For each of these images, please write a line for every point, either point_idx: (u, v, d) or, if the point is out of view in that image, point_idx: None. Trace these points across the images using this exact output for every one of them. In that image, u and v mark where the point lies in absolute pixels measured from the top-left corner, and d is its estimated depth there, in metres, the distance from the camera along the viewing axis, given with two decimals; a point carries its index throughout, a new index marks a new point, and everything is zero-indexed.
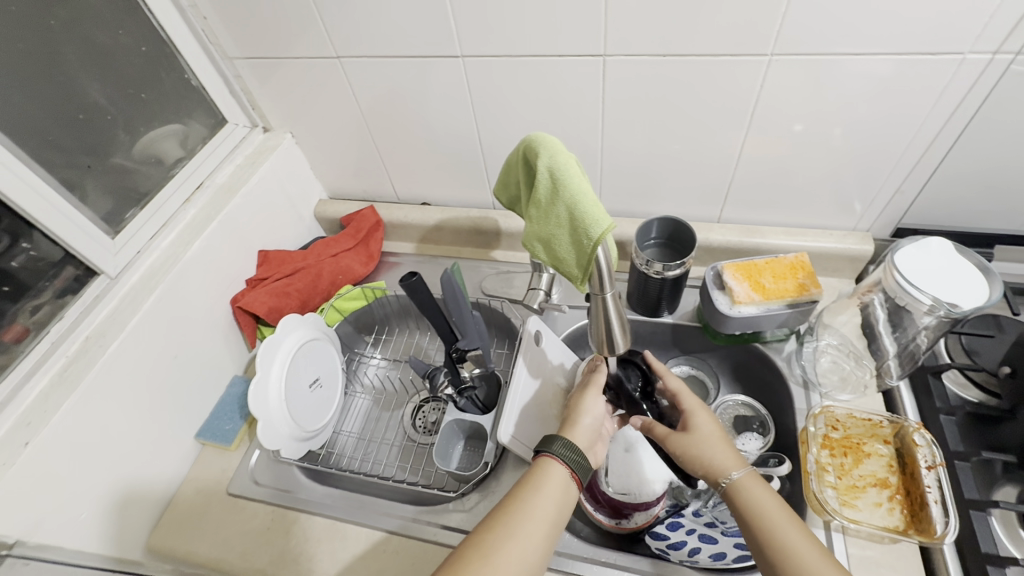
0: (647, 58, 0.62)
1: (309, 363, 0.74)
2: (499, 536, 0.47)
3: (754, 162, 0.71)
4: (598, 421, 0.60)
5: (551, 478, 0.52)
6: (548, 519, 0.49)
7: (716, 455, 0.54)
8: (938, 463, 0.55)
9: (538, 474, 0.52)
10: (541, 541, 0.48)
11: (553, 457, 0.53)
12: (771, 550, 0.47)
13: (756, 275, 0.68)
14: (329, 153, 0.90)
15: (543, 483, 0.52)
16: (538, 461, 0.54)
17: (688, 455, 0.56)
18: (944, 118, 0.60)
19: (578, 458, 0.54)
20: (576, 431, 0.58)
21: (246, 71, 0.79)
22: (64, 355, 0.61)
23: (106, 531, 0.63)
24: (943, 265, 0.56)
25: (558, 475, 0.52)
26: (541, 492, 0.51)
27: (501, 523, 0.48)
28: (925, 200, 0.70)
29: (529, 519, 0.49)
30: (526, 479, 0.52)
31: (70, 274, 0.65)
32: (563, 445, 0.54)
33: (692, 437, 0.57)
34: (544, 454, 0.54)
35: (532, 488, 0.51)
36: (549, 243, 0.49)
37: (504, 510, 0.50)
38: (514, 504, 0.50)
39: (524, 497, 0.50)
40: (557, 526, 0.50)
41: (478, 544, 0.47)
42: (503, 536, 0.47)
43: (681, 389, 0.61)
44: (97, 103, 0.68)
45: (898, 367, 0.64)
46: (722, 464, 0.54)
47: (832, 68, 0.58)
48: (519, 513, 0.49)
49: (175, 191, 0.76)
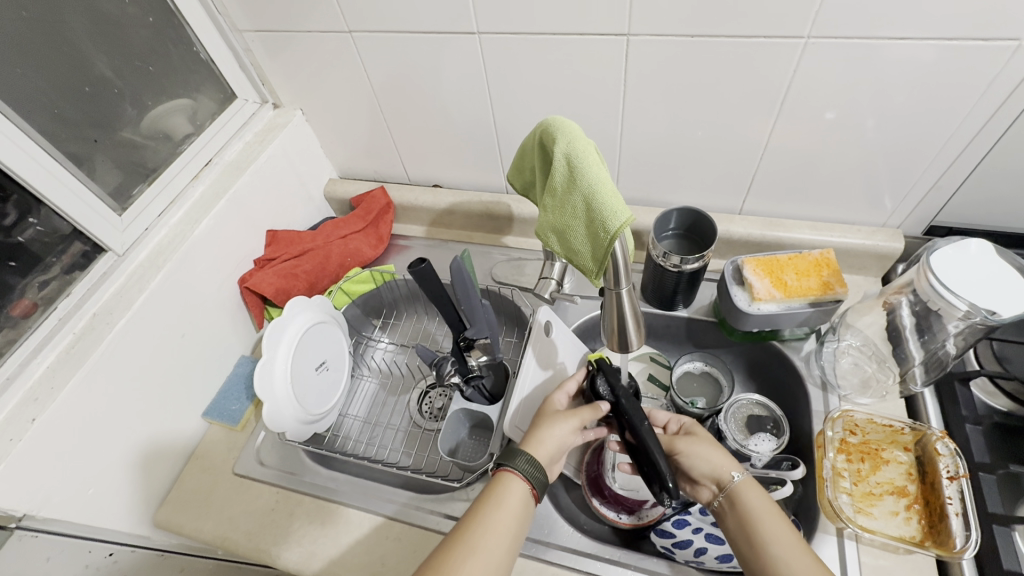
0: (675, 38, 0.59)
1: (315, 345, 0.73)
2: (459, 555, 0.46)
3: (782, 152, 0.68)
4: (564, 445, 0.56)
5: (508, 495, 0.51)
6: (507, 539, 0.48)
7: (720, 456, 0.55)
8: (961, 474, 0.53)
9: (499, 488, 0.51)
10: (506, 553, 0.48)
11: (514, 472, 0.52)
12: (764, 551, 0.47)
13: (778, 271, 0.66)
14: (339, 131, 0.88)
15: (502, 498, 0.51)
16: (500, 476, 0.52)
17: (692, 455, 0.56)
18: (992, 110, 0.56)
19: (538, 474, 0.52)
20: (542, 447, 0.55)
21: (256, 44, 0.76)
22: (72, 331, 0.61)
23: (115, 507, 0.63)
24: (982, 270, 0.53)
25: (519, 491, 0.51)
26: (498, 508, 0.50)
27: (465, 537, 0.48)
28: (963, 196, 0.66)
29: (488, 538, 0.48)
30: (483, 498, 0.51)
31: (78, 250, 0.65)
32: (526, 460, 0.52)
33: (692, 438, 0.57)
34: (505, 468, 0.52)
35: (492, 505, 0.50)
36: (563, 234, 0.47)
37: (467, 524, 0.49)
38: (476, 521, 0.48)
39: (482, 516, 0.49)
40: (515, 543, 0.49)
41: (440, 562, 0.46)
42: (468, 551, 0.46)
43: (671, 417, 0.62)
44: (102, 75, 0.67)
45: (924, 374, 0.61)
46: (728, 463, 0.54)
47: (872, 54, 0.55)
48: (482, 527, 0.48)
49: (183, 167, 0.75)
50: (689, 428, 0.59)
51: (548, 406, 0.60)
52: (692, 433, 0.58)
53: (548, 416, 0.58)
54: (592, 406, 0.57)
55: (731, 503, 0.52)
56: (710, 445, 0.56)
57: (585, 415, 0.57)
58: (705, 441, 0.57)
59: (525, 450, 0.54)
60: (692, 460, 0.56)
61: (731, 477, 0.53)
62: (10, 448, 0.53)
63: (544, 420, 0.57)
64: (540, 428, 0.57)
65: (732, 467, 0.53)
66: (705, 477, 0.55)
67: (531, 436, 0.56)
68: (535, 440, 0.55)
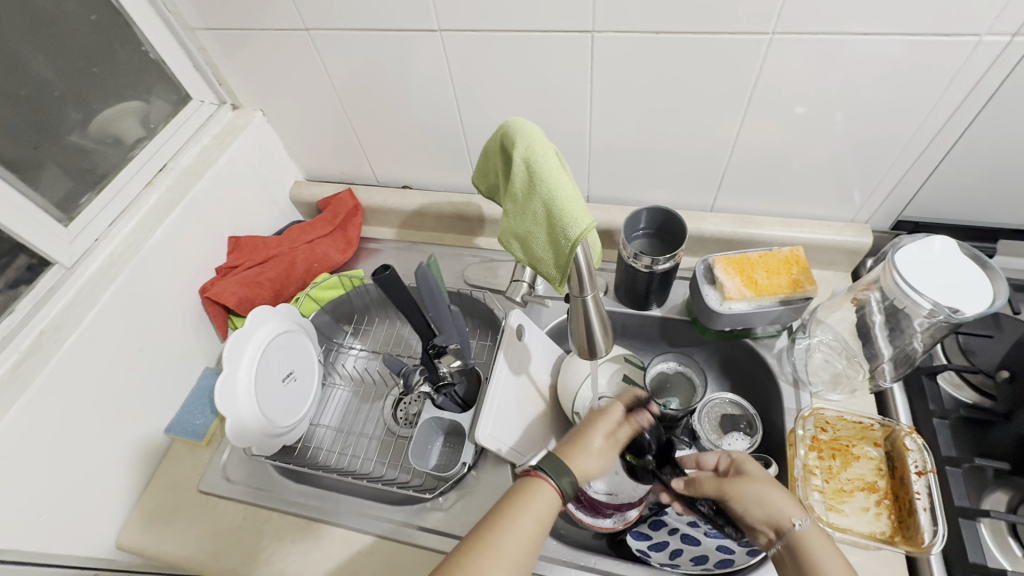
0: (639, 34, 0.57)
1: (281, 356, 0.71)
2: (482, 555, 0.45)
3: (751, 149, 0.67)
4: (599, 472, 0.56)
5: (541, 504, 0.49)
6: (517, 564, 0.46)
7: (780, 499, 0.50)
8: (928, 469, 0.53)
9: (529, 493, 0.49)
10: (527, 558, 0.47)
11: (552, 485, 0.50)
12: None
13: (748, 269, 0.65)
14: (303, 132, 0.85)
15: (524, 511, 0.48)
16: (536, 485, 0.50)
17: (748, 499, 0.51)
18: (956, 103, 0.56)
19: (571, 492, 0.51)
20: (582, 469, 0.54)
21: (209, 43, 0.73)
22: (17, 350, 0.58)
23: (73, 532, 0.61)
24: (947, 267, 0.53)
25: (552, 502, 0.50)
26: (524, 520, 0.47)
27: (487, 538, 0.46)
28: (929, 191, 0.67)
29: (496, 560, 0.45)
30: (509, 503, 0.49)
31: (23, 264, 0.62)
32: (570, 483, 0.51)
33: (747, 479, 0.53)
34: (540, 475, 0.51)
35: (509, 525, 0.47)
36: (525, 241, 0.46)
37: (491, 524, 0.47)
38: (502, 522, 0.47)
39: (496, 532, 0.47)
40: (529, 562, 0.47)
41: (460, 561, 0.45)
42: (489, 552, 0.45)
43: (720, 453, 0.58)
44: (41, 78, 0.63)
45: (892, 371, 0.61)
46: (788, 507, 0.49)
47: (837, 49, 0.54)
48: (507, 530, 0.47)
49: (135, 173, 0.72)
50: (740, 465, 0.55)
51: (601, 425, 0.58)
52: (744, 473, 0.54)
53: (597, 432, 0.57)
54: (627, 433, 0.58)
55: (793, 554, 0.47)
56: (767, 486, 0.51)
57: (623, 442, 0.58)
58: (761, 481, 0.52)
59: (570, 467, 0.53)
60: (746, 505, 0.51)
61: (792, 524, 0.48)
62: None
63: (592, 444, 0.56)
64: (585, 448, 0.55)
65: (792, 512, 0.49)
66: (761, 523, 0.50)
67: (578, 451, 0.55)
68: (579, 459, 0.54)
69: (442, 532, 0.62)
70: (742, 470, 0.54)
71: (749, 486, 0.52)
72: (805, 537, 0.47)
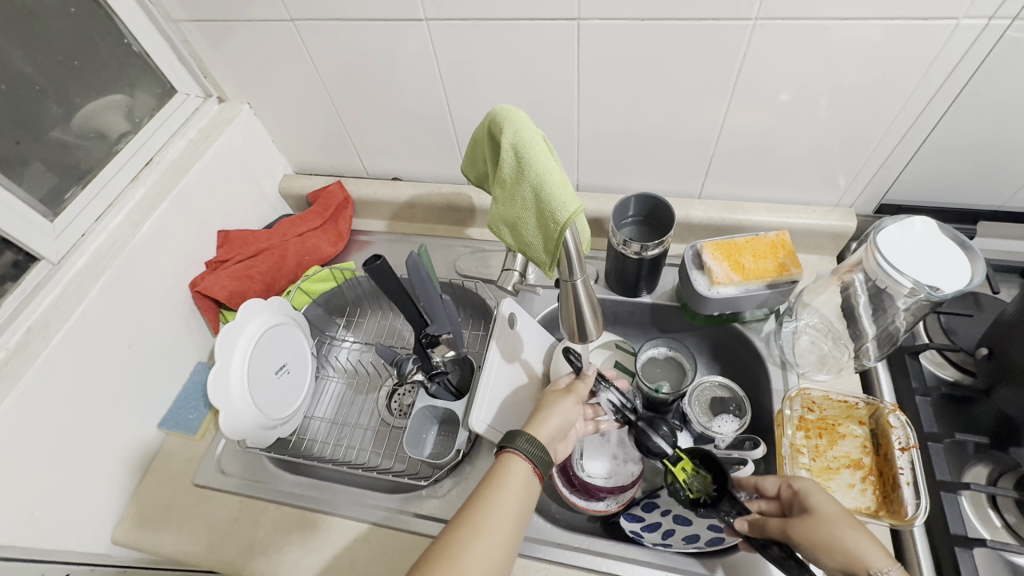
0: (624, 21, 0.58)
1: (274, 347, 0.71)
2: (462, 539, 0.46)
3: (737, 134, 0.68)
4: (566, 420, 0.57)
5: (510, 477, 0.50)
6: (501, 544, 0.46)
7: (853, 543, 0.43)
8: (912, 445, 0.55)
9: (502, 470, 0.51)
10: (510, 536, 0.47)
11: (515, 453, 0.51)
12: None
13: (735, 254, 0.66)
14: (290, 125, 0.85)
15: (501, 490, 0.49)
16: (502, 459, 0.51)
17: (816, 544, 0.45)
18: (935, 87, 0.57)
19: (540, 453, 0.52)
20: (542, 427, 0.55)
21: (194, 35, 0.73)
22: (5, 347, 0.58)
23: (67, 528, 0.61)
24: (928, 247, 0.54)
25: (521, 471, 0.51)
26: (500, 499, 0.48)
27: (466, 522, 0.47)
28: (910, 175, 0.68)
29: (478, 542, 0.46)
30: (484, 484, 0.50)
31: (8, 260, 0.61)
32: (526, 440, 0.52)
33: (809, 519, 0.47)
34: (506, 450, 0.52)
35: (487, 506, 0.48)
36: (515, 227, 0.46)
37: (469, 508, 0.48)
38: (478, 504, 0.48)
39: (474, 515, 0.47)
40: (514, 541, 0.48)
41: (444, 547, 0.45)
42: (470, 535, 0.46)
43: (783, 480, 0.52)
44: (22, 72, 0.62)
45: (876, 350, 0.63)
46: (865, 552, 0.43)
47: (819, 33, 0.55)
48: (484, 512, 0.47)
49: (122, 167, 0.71)
50: (802, 498, 0.49)
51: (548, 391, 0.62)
52: (809, 509, 0.48)
53: (547, 395, 0.60)
54: (584, 380, 0.61)
55: None
56: (834, 527, 0.45)
57: (580, 391, 0.60)
58: (827, 521, 0.46)
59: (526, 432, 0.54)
60: (814, 549, 0.45)
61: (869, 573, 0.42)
62: None
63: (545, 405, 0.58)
64: (542, 409, 0.58)
65: (870, 558, 0.42)
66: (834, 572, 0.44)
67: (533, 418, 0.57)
68: (535, 421, 0.56)
69: (438, 519, 0.63)
70: (806, 505, 0.48)
71: (815, 526, 0.46)
72: None
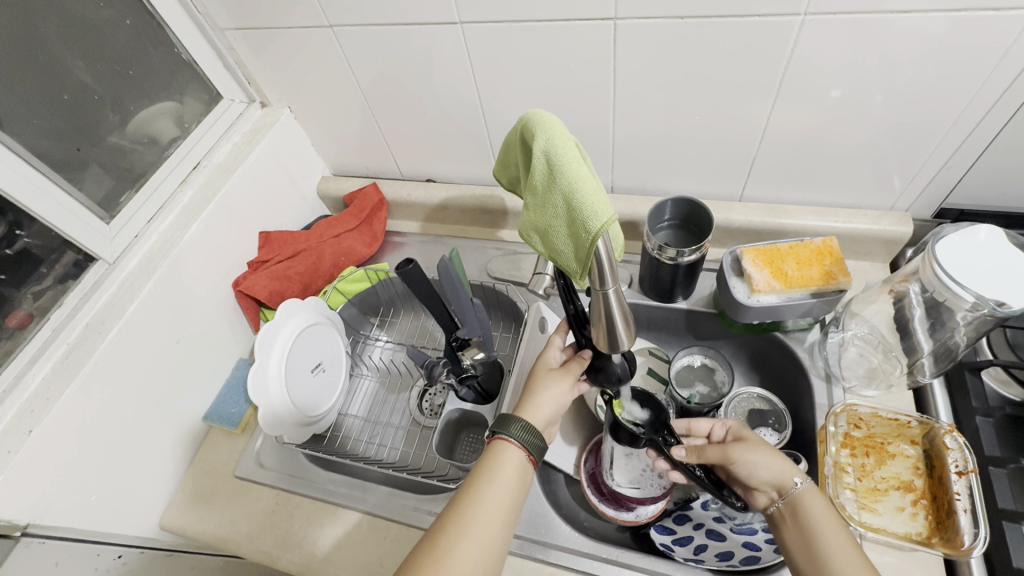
0: (663, 20, 0.56)
1: (310, 346, 0.73)
2: (450, 538, 0.47)
3: (783, 135, 0.65)
4: (558, 404, 0.58)
5: (501, 469, 0.51)
6: (490, 542, 0.48)
7: (777, 460, 0.50)
8: (970, 469, 0.51)
9: (491, 464, 0.51)
10: (499, 532, 0.48)
11: (508, 439, 0.52)
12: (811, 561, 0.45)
13: (778, 261, 0.63)
14: (330, 129, 0.87)
15: (490, 484, 0.50)
16: (494, 444, 0.53)
17: (748, 462, 0.52)
18: (1007, 82, 0.52)
19: (534, 440, 0.53)
20: (537, 411, 0.56)
21: (239, 42, 0.75)
22: (65, 341, 0.61)
23: (120, 513, 0.64)
24: (995, 257, 0.50)
25: (513, 459, 0.52)
26: (488, 493, 0.49)
27: (453, 520, 0.48)
28: (975, 177, 0.63)
29: (467, 542, 0.47)
30: (473, 477, 0.51)
31: (70, 259, 0.65)
32: (520, 427, 0.53)
33: (744, 443, 0.53)
34: (500, 437, 0.53)
35: (475, 502, 0.49)
36: (546, 235, 0.45)
37: (457, 506, 0.49)
38: (467, 500, 0.49)
39: (462, 515, 0.48)
40: (503, 536, 0.49)
41: (432, 547, 0.47)
42: (457, 534, 0.47)
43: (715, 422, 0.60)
44: (82, 82, 0.66)
45: (933, 366, 0.58)
46: (788, 468, 0.50)
47: (875, 27, 0.51)
48: (472, 509, 0.48)
49: (172, 171, 0.74)
50: (736, 432, 0.56)
51: (539, 364, 0.62)
52: (741, 438, 0.55)
53: (541, 375, 0.59)
54: (578, 358, 0.59)
55: (791, 513, 0.48)
56: (764, 450, 0.52)
57: (575, 370, 0.59)
58: (758, 444, 0.53)
59: (521, 416, 0.55)
60: (747, 467, 0.52)
61: (794, 484, 0.49)
62: (8, 460, 0.54)
63: (538, 384, 0.58)
64: (536, 390, 0.58)
65: (793, 472, 0.49)
66: (763, 485, 0.51)
67: (526, 400, 0.57)
68: (526, 406, 0.56)
69: None
70: (738, 436, 0.56)
71: (747, 449, 0.53)
72: (803, 498, 0.48)
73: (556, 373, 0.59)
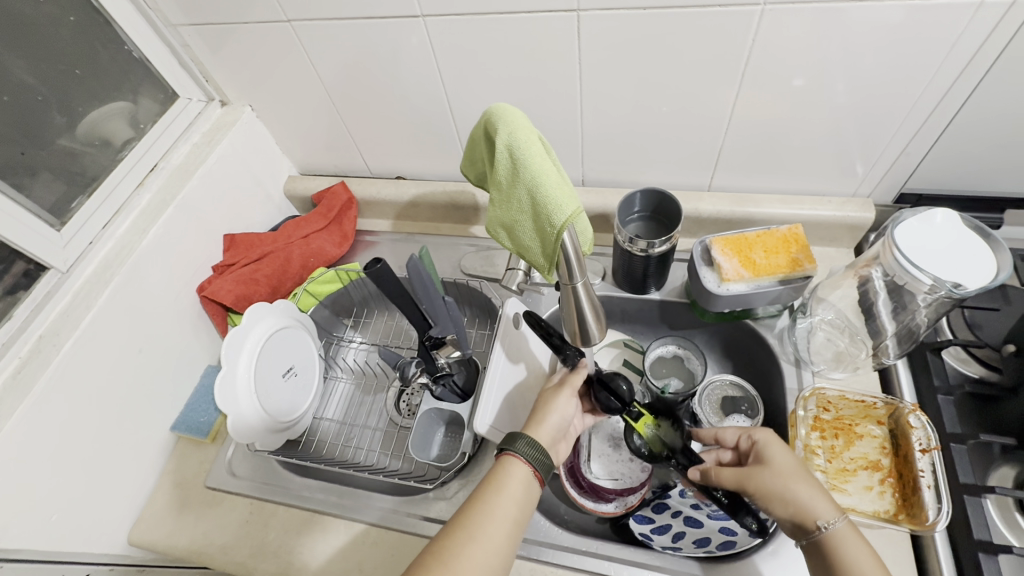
0: (625, 11, 0.56)
1: (280, 351, 0.72)
2: (458, 542, 0.46)
3: (748, 123, 0.65)
4: (565, 419, 0.58)
5: (509, 480, 0.51)
6: (497, 549, 0.47)
7: (804, 498, 0.47)
8: (933, 446, 0.52)
9: (501, 474, 0.51)
10: (506, 540, 0.48)
11: (515, 455, 0.52)
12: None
13: (746, 249, 0.64)
14: (294, 127, 0.84)
15: (499, 492, 0.50)
16: (500, 461, 0.52)
17: (769, 494, 0.49)
18: (958, 69, 0.54)
19: (539, 455, 0.52)
20: (541, 427, 0.56)
21: (194, 39, 0.73)
22: (17, 355, 0.59)
23: (85, 532, 0.62)
24: (951, 240, 0.52)
25: (521, 474, 0.51)
26: (497, 501, 0.49)
27: (462, 525, 0.48)
28: (931, 163, 0.65)
29: (475, 547, 0.46)
30: (483, 487, 0.51)
31: (19, 269, 0.62)
32: (527, 443, 0.52)
33: (768, 472, 0.49)
34: (507, 453, 0.52)
35: (483, 509, 0.49)
36: (512, 230, 0.45)
37: (466, 513, 0.49)
38: (476, 507, 0.49)
39: (470, 521, 0.48)
40: (512, 545, 0.49)
41: (440, 550, 0.46)
42: (466, 539, 0.47)
43: (741, 430, 0.54)
44: (24, 83, 0.63)
45: (896, 347, 0.60)
46: (817, 508, 0.46)
47: (833, 17, 0.52)
48: (480, 515, 0.48)
49: (127, 174, 0.71)
50: (759, 452, 0.51)
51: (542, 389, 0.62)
52: (764, 461, 0.51)
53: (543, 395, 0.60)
54: (576, 371, 0.60)
55: (819, 550, 0.45)
56: (790, 482, 0.48)
57: (574, 383, 0.59)
58: (783, 476, 0.48)
59: (527, 434, 0.55)
60: (766, 500, 0.49)
61: (817, 526, 0.45)
62: None
63: (542, 403, 0.58)
64: (539, 408, 0.58)
65: (820, 513, 0.46)
66: (784, 520, 0.48)
67: (533, 419, 0.57)
68: (534, 421, 0.57)
69: (443, 522, 0.62)
70: (762, 457, 0.51)
71: (770, 480, 0.49)
72: (834, 539, 0.45)
73: (554, 389, 0.60)
